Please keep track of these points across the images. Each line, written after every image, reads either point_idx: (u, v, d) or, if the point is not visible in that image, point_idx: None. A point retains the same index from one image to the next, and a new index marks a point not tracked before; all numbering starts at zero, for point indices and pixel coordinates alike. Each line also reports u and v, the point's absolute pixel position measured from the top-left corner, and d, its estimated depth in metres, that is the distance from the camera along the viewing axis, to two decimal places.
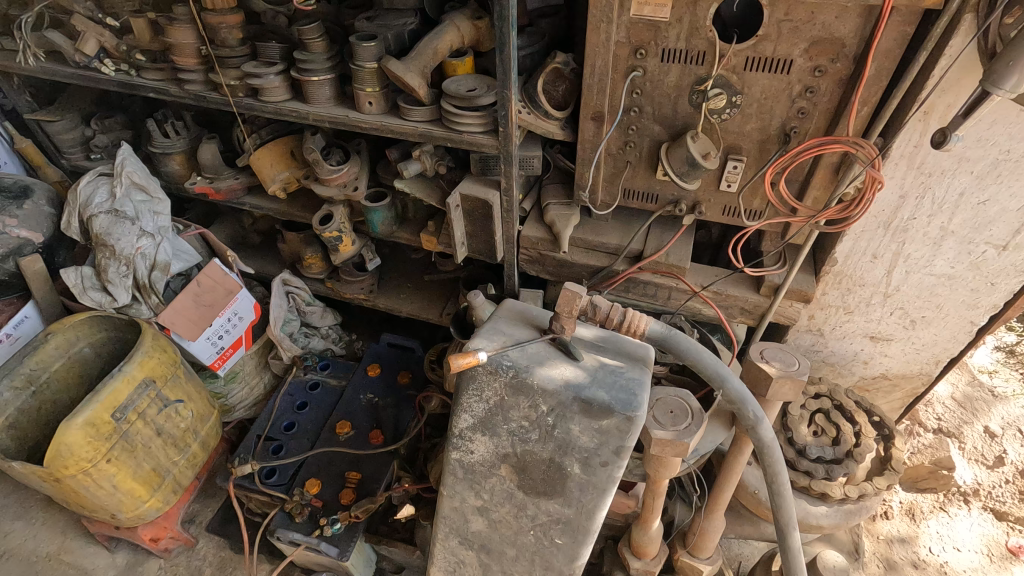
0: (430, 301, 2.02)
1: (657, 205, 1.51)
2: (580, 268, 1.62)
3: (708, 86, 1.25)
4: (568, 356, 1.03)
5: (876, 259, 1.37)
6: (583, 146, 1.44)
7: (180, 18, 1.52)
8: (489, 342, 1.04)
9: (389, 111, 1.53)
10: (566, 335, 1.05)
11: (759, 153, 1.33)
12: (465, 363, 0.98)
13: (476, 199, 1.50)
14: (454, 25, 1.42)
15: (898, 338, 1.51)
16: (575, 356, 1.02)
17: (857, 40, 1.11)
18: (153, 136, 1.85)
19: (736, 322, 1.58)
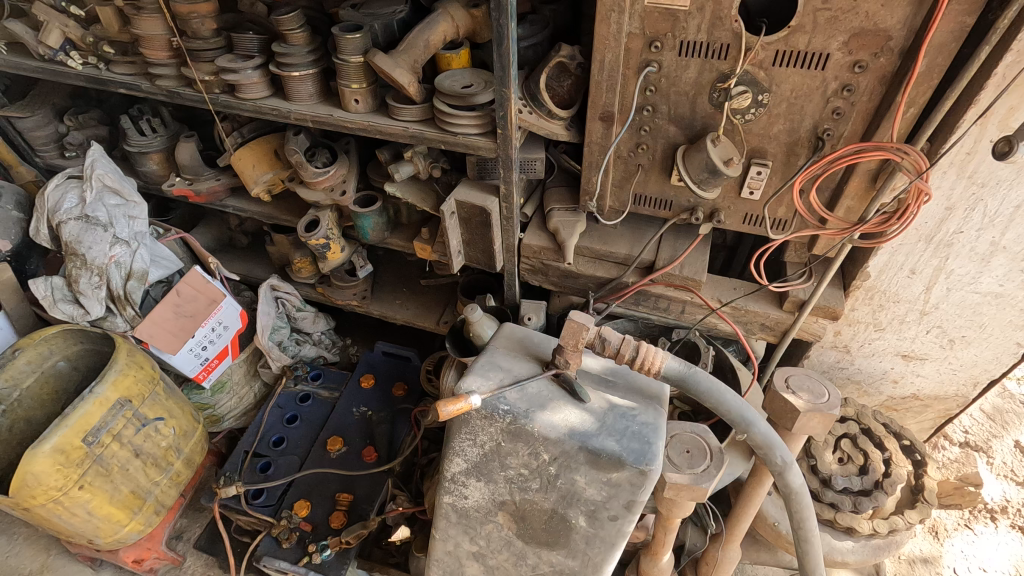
0: (427, 309, 1.91)
1: (670, 212, 1.38)
2: (586, 279, 1.49)
3: (732, 84, 1.11)
4: (574, 397, 0.91)
5: (914, 275, 1.24)
6: (590, 149, 1.31)
7: (148, 7, 1.38)
8: (484, 382, 0.92)
9: (377, 109, 1.39)
10: (571, 370, 0.94)
11: (786, 158, 1.19)
12: (456, 409, 0.85)
13: (473, 206, 1.37)
14: (448, 14, 1.28)
15: (933, 358, 1.39)
16: (582, 397, 0.91)
17: (904, 32, 0.98)
18: (129, 134, 1.73)
19: (755, 338, 1.46)
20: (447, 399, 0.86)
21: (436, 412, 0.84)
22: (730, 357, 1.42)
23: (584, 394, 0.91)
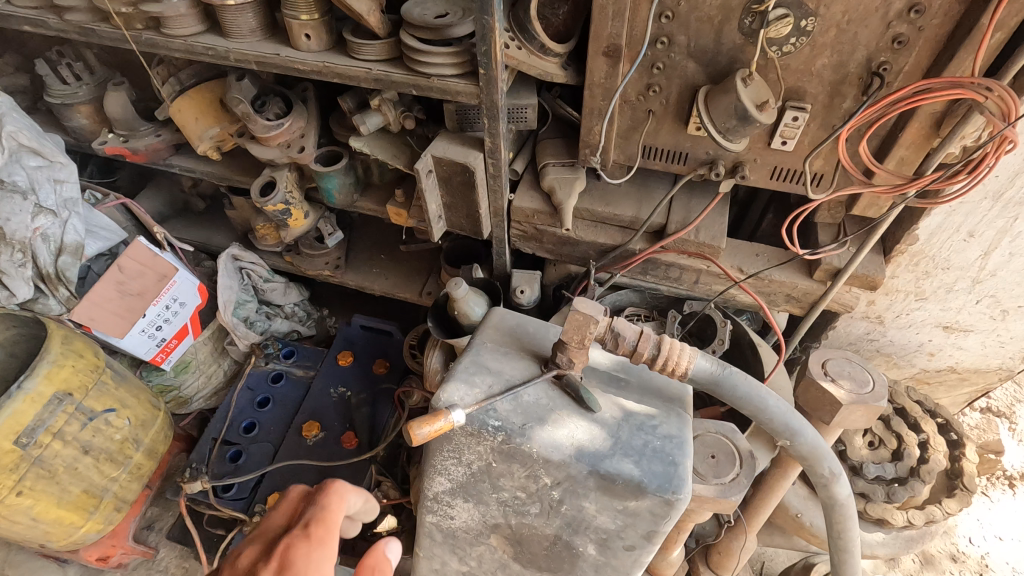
0: (407, 278, 1.71)
1: (686, 167, 1.17)
2: (586, 247, 1.30)
3: (769, 6, 0.89)
4: (581, 406, 0.74)
5: (972, 237, 1.06)
6: (592, 92, 1.09)
7: None
8: (467, 390, 0.74)
9: (333, 46, 1.15)
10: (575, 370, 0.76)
11: (829, 100, 0.99)
12: (432, 431, 0.68)
13: (453, 162, 1.15)
14: None
15: (978, 330, 1.24)
16: (591, 407, 0.73)
17: None
18: (47, 83, 1.46)
19: (778, 310, 1.29)
20: (421, 417, 0.68)
21: (406, 436, 0.66)
22: (751, 332, 1.26)
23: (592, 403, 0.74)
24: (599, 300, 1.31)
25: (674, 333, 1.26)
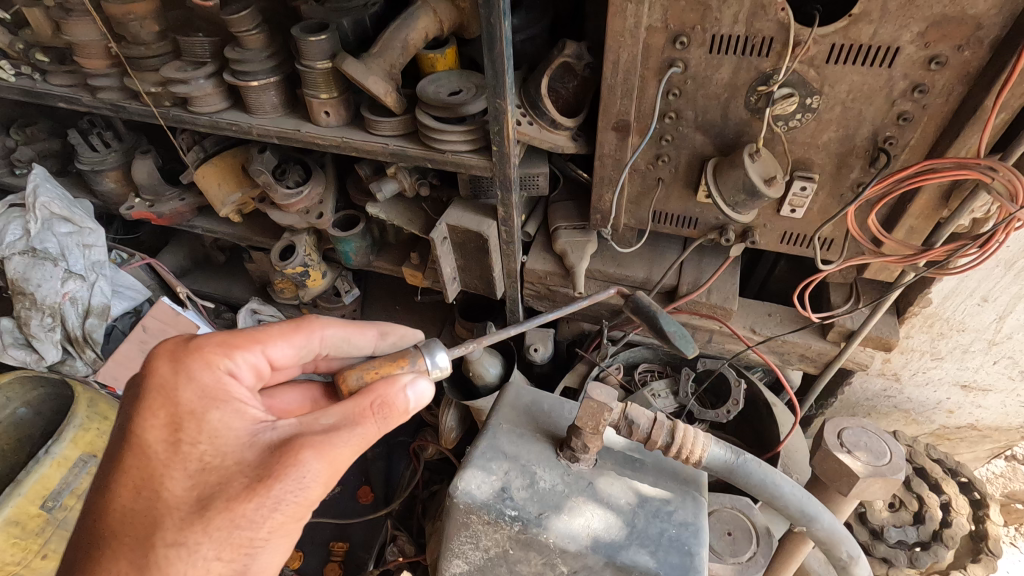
0: (422, 330, 1.73)
1: (696, 231, 1.19)
2: (598, 306, 1.32)
3: (774, 86, 0.92)
4: (667, 343, 0.81)
5: (986, 301, 1.05)
6: (602, 163, 1.11)
7: (77, 11, 1.18)
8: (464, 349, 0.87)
9: (351, 121, 1.20)
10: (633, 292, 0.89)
11: (836, 170, 1.00)
12: (373, 374, 0.80)
13: (468, 230, 1.18)
14: (430, 6, 1.08)
15: (997, 390, 1.22)
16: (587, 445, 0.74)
17: (998, 18, 0.77)
18: (79, 150, 1.53)
19: (791, 368, 1.29)
20: (367, 362, 0.81)
21: (337, 374, 0.81)
22: (765, 390, 1.25)
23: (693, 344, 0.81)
24: (612, 357, 1.32)
25: (689, 393, 1.25)
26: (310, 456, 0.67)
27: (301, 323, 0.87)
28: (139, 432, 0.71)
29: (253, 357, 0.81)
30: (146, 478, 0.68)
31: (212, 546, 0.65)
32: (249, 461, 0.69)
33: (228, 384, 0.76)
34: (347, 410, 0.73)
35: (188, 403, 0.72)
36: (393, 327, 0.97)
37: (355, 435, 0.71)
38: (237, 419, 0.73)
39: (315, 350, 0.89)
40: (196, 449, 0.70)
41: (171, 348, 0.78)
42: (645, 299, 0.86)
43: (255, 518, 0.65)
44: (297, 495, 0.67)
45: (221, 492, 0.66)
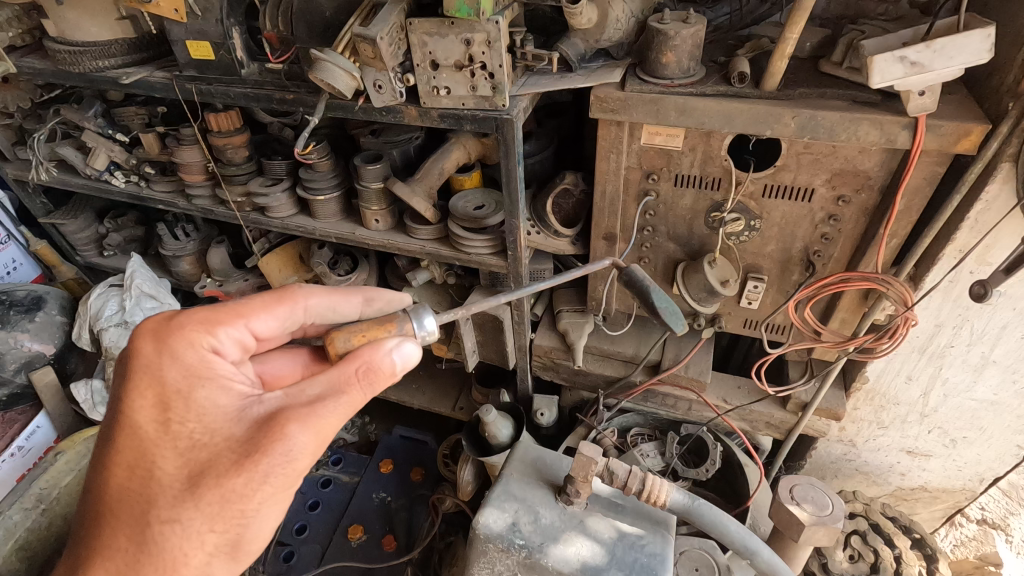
0: (442, 393, 1.96)
1: (675, 316, 1.44)
2: (595, 377, 1.56)
3: (725, 213, 1.19)
4: (658, 320, 0.92)
5: (911, 380, 1.28)
6: (595, 263, 1.38)
7: (186, 140, 1.50)
8: (451, 315, 0.99)
9: (395, 225, 1.49)
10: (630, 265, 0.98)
11: (781, 273, 1.26)
12: (362, 338, 0.88)
13: (486, 314, 1.45)
14: (460, 143, 1.35)
15: (937, 455, 1.42)
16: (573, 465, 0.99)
17: (882, 173, 1.04)
18: (164, 239, 1.84)
19: (762, 433, 1.51)
20: (356, 325, 0.89)
21: (325, 335, 0.88)
22: (738, 453, 1.45)
23: (681, 320, 0.93)
24: (607, 421, 1.54)
25: (673, 453, 1.45)
26: (294, 429, 0.75)
27: (285, 292, 0.93)
28: (128, 415, 0.79)
29: (237, 331, 0.87)
30: (136, 456, 0.77)
31: (200, 517, 0.74)
32: (238, 437, 0.77)
33: (212, 361, 0.82)
34: (333, 380, 0.80)
35: (174, 384, 0.80)
36: (379, 293, 1.06)
37: (342, 404, 0.79)
38: (222, 395, 0.80)
39: (301, 320, 0.97)
40: (185, 427, 0.78)
41: (154, 327, 0.84)
42: (639, 273, 0.96)
43: (244, 491, 0.74)
44: (283, 467, 0.75)
45: (207, 468, 0.75)
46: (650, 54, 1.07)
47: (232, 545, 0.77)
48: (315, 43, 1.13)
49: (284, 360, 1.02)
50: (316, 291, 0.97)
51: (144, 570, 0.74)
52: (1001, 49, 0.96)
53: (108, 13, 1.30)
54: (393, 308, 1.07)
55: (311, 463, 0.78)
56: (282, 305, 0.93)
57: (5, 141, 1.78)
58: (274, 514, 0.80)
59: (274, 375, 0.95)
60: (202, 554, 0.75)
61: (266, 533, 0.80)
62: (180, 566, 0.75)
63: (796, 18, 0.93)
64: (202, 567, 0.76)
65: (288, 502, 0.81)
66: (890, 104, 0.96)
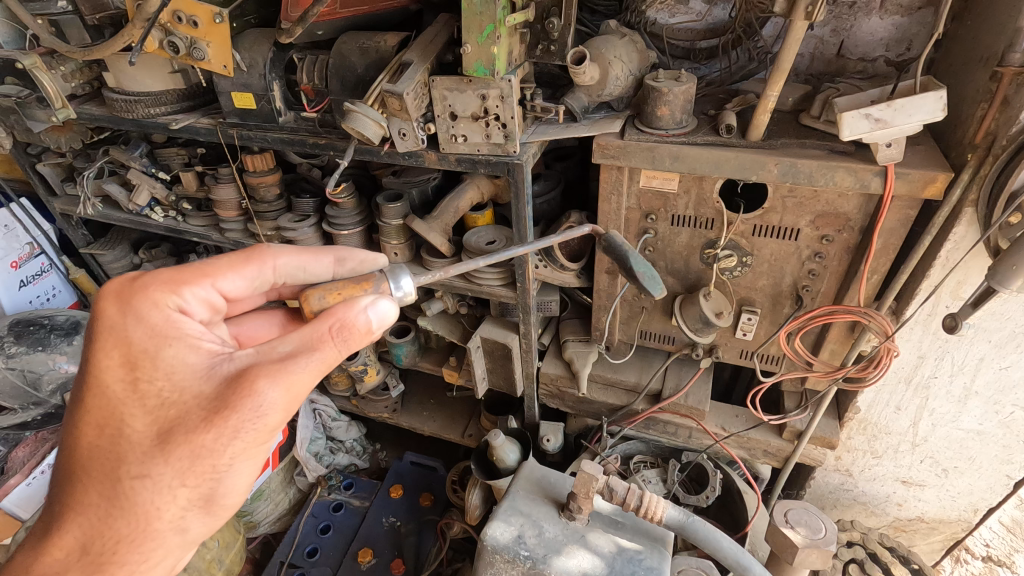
0: (452, 421, 2.04)
1: (675, 346, 1.52)
2: (599, 405, 1.64)
3: (718, 250, 1.28)
4: (637, 282, 0.99)
5: (900, 410, 1.36)
6: (599, 295, 1.48)
7: (223, 178, 1.62)
8: (430, 277, 1.00)
9: (412, 258, 1.59)
10: (610, 232, 1.05)
11: (773, 307, 1.34)
12: (337, 296, 0.88)
13: (496, 342, 1.54)
14: (474, 184, 1.46)
15: (931, 485, 1.48)
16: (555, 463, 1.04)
17: (861, 215, 1.13)
18: None
19: (760, 462, 1.57)
20: (332, 283, 0.89)
21: (301, 294, 0.88)
22: (737, 480, 1.50)
23: (660, 284, 0.99)
24: (611, 448, 1.60)
25: (674, 480, 1.50)
26: (265, 386, 0.74)
27: (252, 251, 0.92)
28: (97, 373, 0.79)
29: (204, 291, 0.87)
30: (106, 412, 0.77)
31: (170, 472, 0.75)
32: (206, 394, 0.76)
33: (177, 321, 0.81)
34: (307, 337, 0.79)
35: (139, 342, 0.79)
36: (352, 253, 1.02)
37: (315, 360, 0.77)
38: (190, 353, 0.80)
39: (270, 280, 0.95)
40: (153, 386, 0.77)
41: (117, 289, 0.83)
42: (619, 239, 1.03)
43: (214, 446, 0.75)
44: (253, 423, 0.75)
45: (176, 424, 0.75)
46: (647, 108, 1.19)
47: (207, 501, 0.80)
48: (346, 95, 1.27)
49: (259, 324, 1.01)
50: (286, 251, 0.95)
51: (118, 523, 0.77)
52: (963, 106, 1.07)
53: (161, 67, 1.44)
54: (367, 269, 1.03)
55: (283, 418, 0.78)
56: (249, 265, 0.92)
57: (54, 177, 1.88)
58: (249, 470, 0.81)
59: (251, 336, 1.00)
60: (176, 507, 0.78)
61: (241, 487, 0.82)
62: (155, 520, 0.77)
63: (776, 78, 1.05)
64: (178, 520, 0.79)
65: (261, 457, 0.82)
66: (864, 154, 1.06)
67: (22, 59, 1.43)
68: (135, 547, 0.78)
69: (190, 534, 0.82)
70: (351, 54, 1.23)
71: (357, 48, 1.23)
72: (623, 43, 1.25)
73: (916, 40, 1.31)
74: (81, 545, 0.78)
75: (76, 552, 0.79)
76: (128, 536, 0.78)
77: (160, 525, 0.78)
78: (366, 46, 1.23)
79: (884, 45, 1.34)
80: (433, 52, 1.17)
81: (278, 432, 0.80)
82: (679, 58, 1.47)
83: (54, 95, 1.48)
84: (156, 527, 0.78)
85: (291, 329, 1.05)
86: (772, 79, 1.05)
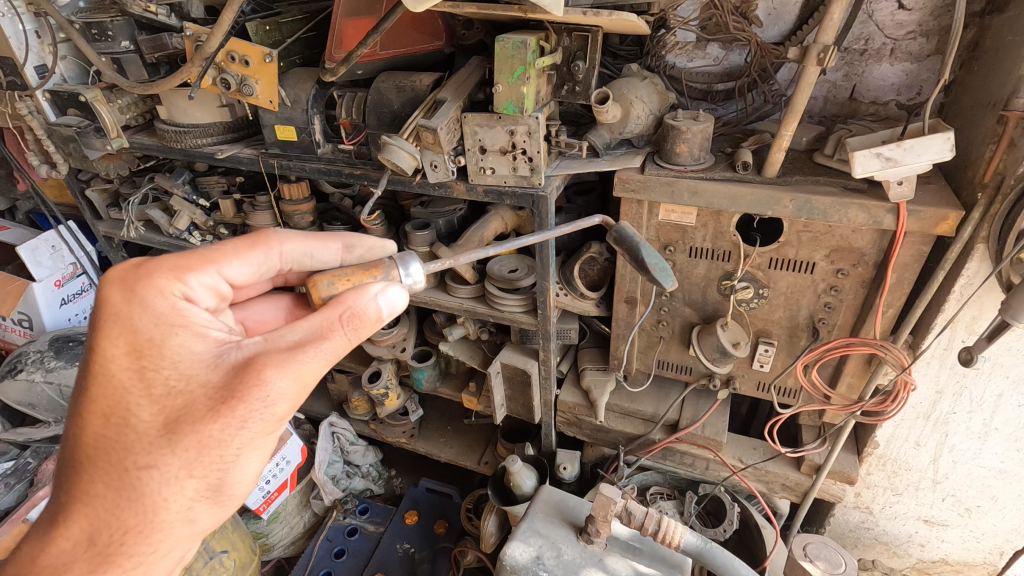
0: (469, 448, 2.05)
1: (692, 376, 1.53)
2: (616, 434, 1.65)
3: (735, 281, 1.32)
4: (648, 274, 0.95)
5: (919, 446, 1.36)
6: (618, 324, 1.51)
7: (261, 206, 1.69)
8: (440, 264, 1.02)
9: (436, 284, 1.65)
10: (619, 224, 1.02)
11: (789, 339, 1.36)
12: (346, 282, 0.92)
13: (516, 368, 1.57)
14: (499, 215, 1.51)
15: (954, 525, 1.46)
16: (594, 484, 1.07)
17: (875, 250, 1.16)
18: None
19: (778, 496, 1.56)
20: (340, 270, 0.93)
21: (308, 280, 0.91)
22: (755, 514, 1.50)
23: (671, 276, 0.96)
24: (627, 478, 1.61)
25: (692, 512, 1.52)
26: (272, 375, 0.78)
27: (258, 238, 0.97)
28: (99, 363, 0.81)
29: (209, 278, 0.90)
30: (109, 401, 0.80)
31: (176, 462, 0.78)
32: (213, 383, 0.79)
33: (183, 309, 0.84)
34: (315, 327, 0.83)
35: (144, 332, 0.81)
36: (359, 240, 1.08)
37: (323, 349, 0.82)
38: (197, 341, 0.83)
39: (276, 266, 1.01)
40: (160, 374, 0.80)
41: (121, 275, 0.85)
42: (629, 230, 1.00)
43: (221, 437, 0.78)
44: (260, 412, 0.79)
45: (183, 414, 0.78)
46: (666, 145, 1.25)
47: (214, 491, 0.83)
48: (382, 130, 1.35)
49: (266, 308, 1.08)
50: (291, 237, 1.01)
51: (125, 514, 0.80)
52: (972, 148, 1.12)
53: (211, 102, 1.55)
54: (375, 256, 1.09)
55: (291, 407, 0.82)
56: (256, 250, 0.97)
57: (100, 202, 1.97)
58: (254, 459, 0.85)
59: (257, 321, 1.06)
60: (183, 498, 0.81)
61: (247, 478, 0.86)
62: (163, 510, 0.81)
63: (790, 119, 1.10)
64: (185, 511, 0.83)
65: (267, 448, 0.86)
66: (876, 192, 1.11)
67: (85, 93, 1.54)
68: (143, 537, 0.81)
69: (198, 525, 0.85)
70: (389, 92, 1.32)
71: (394, 87, 1.32)
72: (644, 84, 1.32)
73: (926, 85, 1.36)
74: (87, 536, 0.80)
75: (81, 544, 0.81)
76: (136, 527, 0.80)
77: (167, 516, 0.81)
78: (402, 84, 1.31)
79: (895, 89, 1.39)
80: (466, 91, 1.25)
81: (284, 421, 0.84)
82: (697, 100, 1.54)
83: (110, 125, 1.60)
84: (164, 518, 0.81)
85: (297, 314, 1.11)
86: (786, 120, 1.11)
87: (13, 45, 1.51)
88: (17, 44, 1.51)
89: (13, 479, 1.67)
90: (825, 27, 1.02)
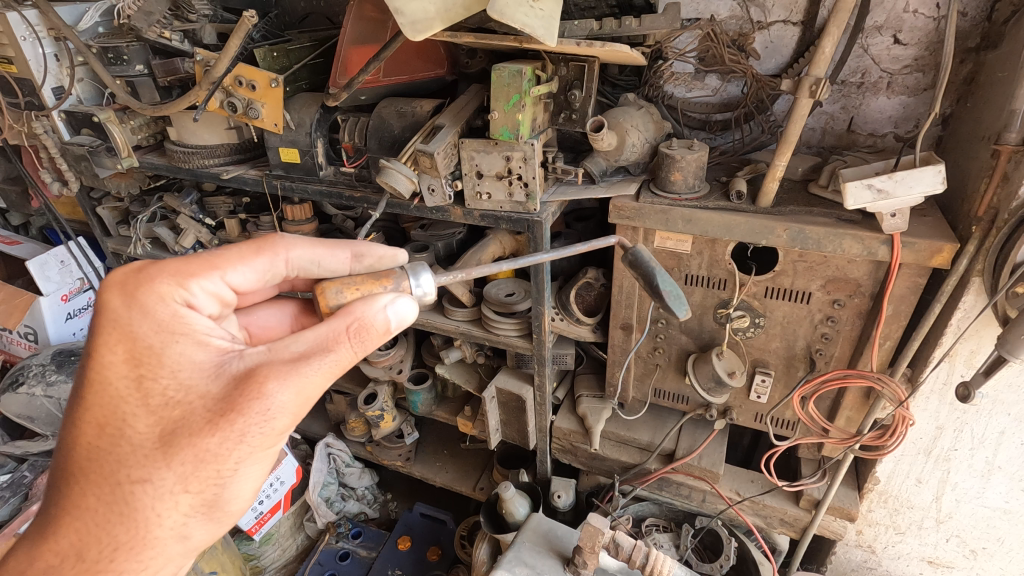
0: (464, 473, 2.03)
1: (689, 406, 1.51)
2: (612, 462, 1.62)
3: (731, 310, 1.30)
4: (661, 301, 0.94)
5: (922, 482, 1.32)
6: (614, 351, 1.50)
7: (264, 226, 1.72)
8: (450, 276, 1.02)
9: (434, 307, 1.65)
10: (636, 246, 1.00)
11: (786, 369, 1.34)
12: (355, 291, 0.93)
13: (511, 393, 1.55)
14: (497, 239, 1.51)
15: (959, 566, 1.42)
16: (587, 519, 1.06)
17: (871, 281, 1.15)
18: None
19: (777, 532, 1.52)
20: (349, 278, 0.94)
21: (317, 287, 0.92)
22: (753, 550, 1.48)
23: (684, 305, 0.95)
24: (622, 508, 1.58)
25: (687, 546, 1.50)
26: (274, 388, 0.78)
27: (264, 243, 0.98)
28: (97, 371, 0.80)
29: (211, 284, 0.90)
30: (107, 410, 0.79)
31: (171, 476, 0.78)
32: (213, 394, 0.79)
33: (184, 317, 0.84)
34: (320, 338, 0.83)
35: (144, 339, 0.81)
36: (369, 249, 1.07)
37: (327, 362, 0.82)
38: (198, 350, 0.83)
39: (282, 272, 1.02)
40: (158, 384, 0.80)
41: (122, 279, 0.85)
42: (645, 254, 0.99)
43: (218, 451, 0.78)
44: (260, 427, 0.79)
45: (182, 425, 0.78)
46: (661, 173, 1.26)
47: (209, 506, 0.83)
48: (383, 153, 1.38)
49: (270, 314, 1.08)
50: (298, 243, 1.01)
51: (115, 530, 0.79)
52: (968, 181, 1.12)
53: (219, 124, 1.59)
54: (384, 265, 1.08)
55: (291, 421, 0.82)
56: (261, 256, 0.98)
57: (111, 219, 2.02)
58: (252, 473, 0.84)
59: (261, 327, 1.06)
60: (177, 514, 0.80)
61: (244, 493, 0.86)
62: (155, 527, 0.80)
63: (783, 149, 1.11)
64: (179, 528, 0.82)
65: (265, 463, 0.86)
66: (870, 223, 1.11)
67: (98, 113, 1.59)
68: (133, 554, 0.80)
69: (192, 542, 0.84)
70: (390, 117, 1.35)
71: (395, 112, 1.35)
72: (639, 114, 1.34)
73: (923, 118, 1.37)
74: (76, 552, 0.80)
75: (69, 559, 0.80)
76: (126, 544, 0.79)
77: (160, 533, 0.80)
78: (404, 110, 1.34)
79: (892, 121, 1.40)
80: (464, 117, 1.28)
81: (284, 436, 0.84)
82: (696, 128, 1.55)
83: (122, 145, 1.64)
84: (157, 534, 0.80)
85: (301, 321, 1.11)
86: (780, 150, 1.11)
87: (32, 67, 1.57)
88: (37, 67, 1.57)
89: (8, 493, 1.66)
90: (817, 59, 1.03)
